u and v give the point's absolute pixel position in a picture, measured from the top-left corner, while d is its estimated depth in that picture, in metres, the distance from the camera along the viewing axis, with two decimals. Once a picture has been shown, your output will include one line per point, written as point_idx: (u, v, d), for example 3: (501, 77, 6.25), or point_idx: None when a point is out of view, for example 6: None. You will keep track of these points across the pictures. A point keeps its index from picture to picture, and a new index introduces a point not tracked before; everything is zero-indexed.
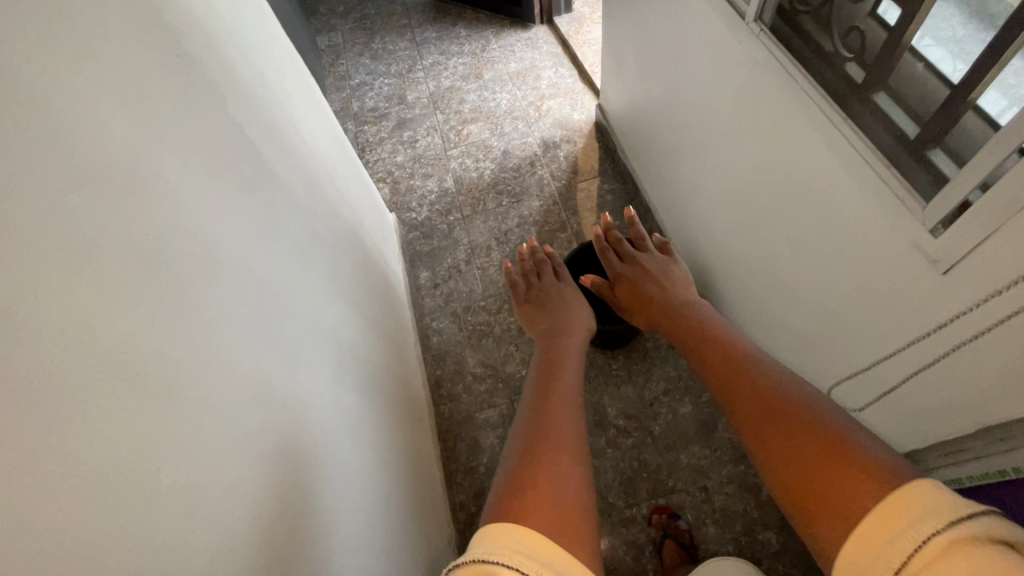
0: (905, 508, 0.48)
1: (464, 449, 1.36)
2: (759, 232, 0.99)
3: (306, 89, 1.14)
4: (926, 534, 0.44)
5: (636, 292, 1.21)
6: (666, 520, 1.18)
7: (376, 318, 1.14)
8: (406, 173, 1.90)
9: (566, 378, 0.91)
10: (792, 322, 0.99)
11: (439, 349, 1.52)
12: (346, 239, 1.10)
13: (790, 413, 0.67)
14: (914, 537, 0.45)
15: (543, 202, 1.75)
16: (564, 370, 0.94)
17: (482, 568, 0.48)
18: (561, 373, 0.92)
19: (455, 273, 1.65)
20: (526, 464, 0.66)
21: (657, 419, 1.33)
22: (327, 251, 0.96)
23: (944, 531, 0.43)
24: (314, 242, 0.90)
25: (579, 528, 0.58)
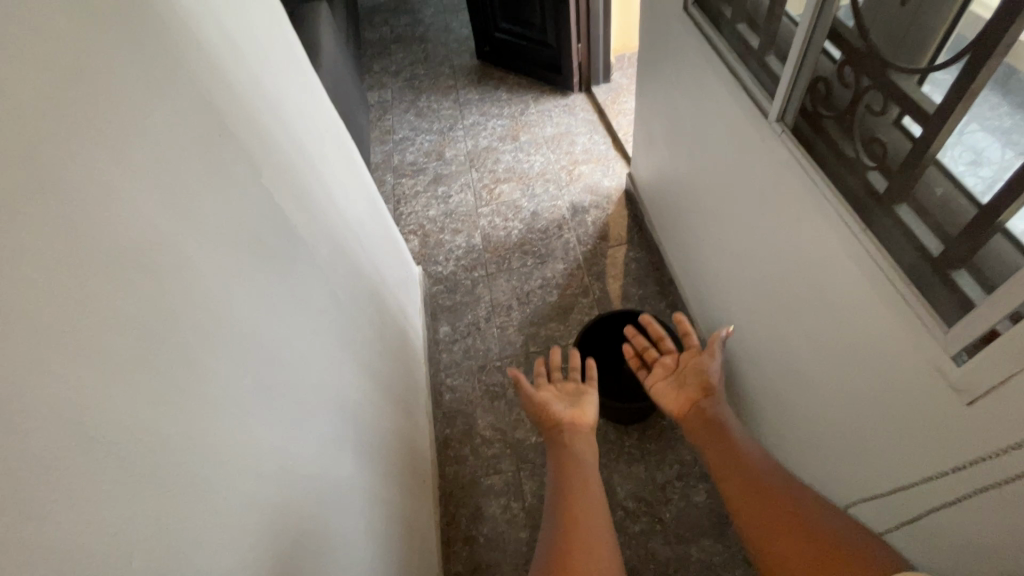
0: None
1: (466, 515, 1.33)
2: (780, 326, 0.96)
3: (345, 153, 1.22)
4: None
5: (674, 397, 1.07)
6: None
7: (385, 377, 1.15)
8: (436, 227, 1.96)
9: (581, 496, 0.90)
10: (809, 423, 0.93)
11: (451, 408, 1.51)
12: (366, 297, 1.13)
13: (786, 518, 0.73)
14: None
15: (568, 265, 1.75)
16: (585, 479, 0.94)
17: None
18: (580, 485, 0.93)
19: (475, 331, 1.66)
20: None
21: (667, 505, 1.26)
22: (344, 312, 0.98)
23: None
24: (330, 303, 0.93)
25: None
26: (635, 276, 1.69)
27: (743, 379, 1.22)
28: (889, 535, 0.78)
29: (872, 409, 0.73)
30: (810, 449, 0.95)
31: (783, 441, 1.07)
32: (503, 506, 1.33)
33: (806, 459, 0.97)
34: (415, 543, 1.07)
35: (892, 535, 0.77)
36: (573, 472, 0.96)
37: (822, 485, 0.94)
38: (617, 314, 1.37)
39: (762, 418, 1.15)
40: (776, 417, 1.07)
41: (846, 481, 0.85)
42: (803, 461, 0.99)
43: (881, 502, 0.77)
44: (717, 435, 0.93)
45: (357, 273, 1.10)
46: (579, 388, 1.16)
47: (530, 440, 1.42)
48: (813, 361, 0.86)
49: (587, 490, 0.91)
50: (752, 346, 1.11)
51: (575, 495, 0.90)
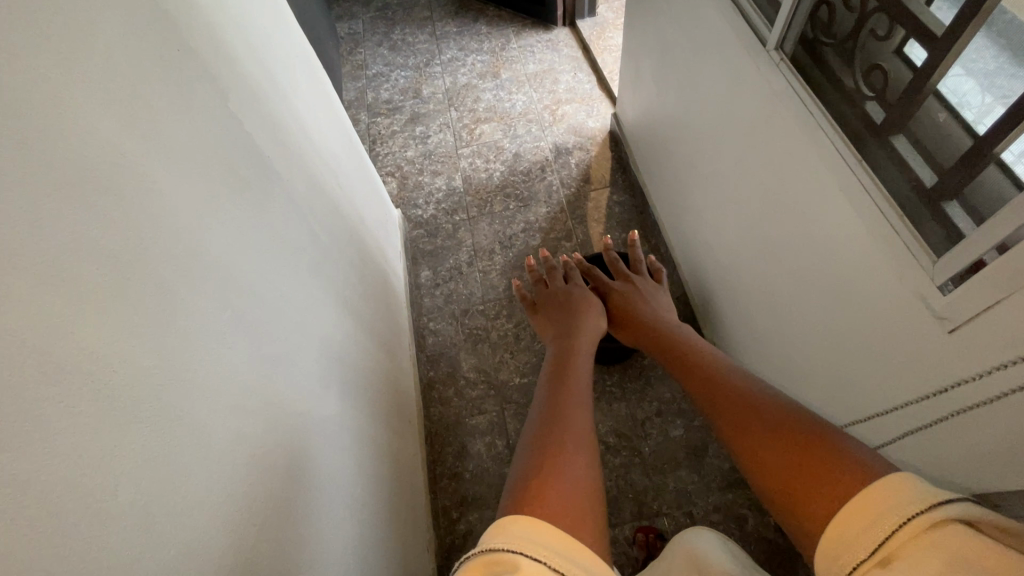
0: (882, 493, 0.47)
1: (451, 454, 1.35)
2: (765, 266, 0.97)
3: (318, 86, 1.14)
4: (910, 512, 0.44)
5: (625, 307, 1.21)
6: (651, 540, 1.16)
7: (369, 321, 1.13)
8: (416, 169, 1.89)
9: (575, 379, 0.87)
10: (790, 360, 0.96)
11: (435, 352, 1.50)
12: (346, 238, 1.09)
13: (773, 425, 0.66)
14: (899, 514, 0.45)
15: (551, 208, 1.73)
16: (577, 373, 0.91)
17: (489, 558, 0.46)
18: (571, 375, 0.89)
19: (457, 275, 1.64)
20: (544, 459, 0.63)
21: (647, 440, 1.31)
22: (324, 252, 0.95)
23: (925, 512, 0.43)
24: (308, 242, 0.89)
25: (588, 517, 0.55)
26: (619, 219, 1.68)
27: (724, 320, 1.24)
28: None
29: (853, 342, 0.75)
30: (790, 383, 0.98)
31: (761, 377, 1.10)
32: (488, 444, 1.36)
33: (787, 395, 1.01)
34: (402, 479, 1.10)
35: None
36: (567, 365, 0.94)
37: None
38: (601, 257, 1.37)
39: (742, 356, 1.18)
40: (757, 357, 1.10)
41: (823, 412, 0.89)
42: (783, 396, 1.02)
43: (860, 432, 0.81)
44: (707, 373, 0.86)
45: (335, 213, 1.05)
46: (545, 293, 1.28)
47: (514, 381, 1.44)
48: (796, 298, 0.88)
49: (578, 378, 0.88)
50: (735, 287, 1.13)
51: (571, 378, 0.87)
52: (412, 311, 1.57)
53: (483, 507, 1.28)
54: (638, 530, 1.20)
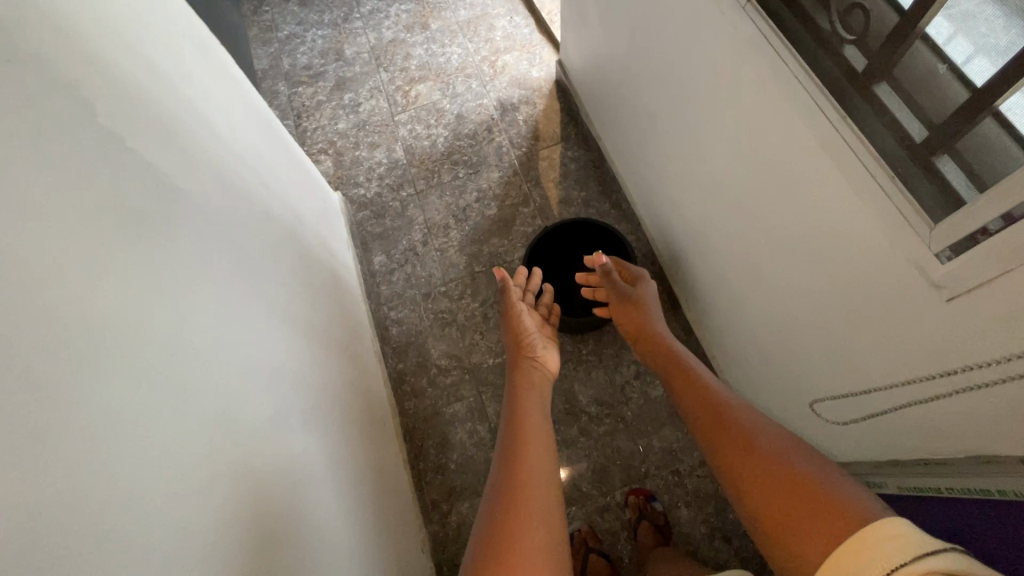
0: (868, 541, 0.57)
1: (434, 446, 1.31)
2: (738, 224, 0.92)
3: (222, 74, 0.98)
4: (898, 561, 0.53)
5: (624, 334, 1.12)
6: (643, 503, 1.17)
7: (324, 331, 1.04)
8: (351, 143, 1.72)
9: (530, 434, 0.90)
10: (767, 319, 0.94)
11: (401, 343, 1.42)
12: (283, 244, 0.97)
13: (761, 457, 0.74)
14: (889, 562, 0.53)
15: (503, 173, 1.62)
16: (532, 423, 0.93)
17: None
18: (528, 429, 0.91)
19: (413, 257, 1.53)
20: (511, 512, 0.75)
21: (628, 404, 1.30)
22: (258, 269, 0.83)
23: (912, 564, 0.52)
24: (238, 263, 0.77)
25: None
26: (576, 176, 1.59)
27: (695, 276, 1.21)
28: (849, 423, 0.83)
29: (838, 306, 0.72)
30: (769, 341, 0.97)
31: (738, 333, 1.09)
32: (470, 431, 1.32)
33: (766, 353, 1.00)
34: (385, 488, 1.05)
35: (856, 421, 0.82)
36: (521, 401, 0.98)
37: (781, 374, 0.97)
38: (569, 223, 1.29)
39: (716, 312, 1.16)
40: (733, 314, 1.08)
41: (806, 370, 0.88)
42: (763, 354, 1.01)
43: (848, 393, 0.80)
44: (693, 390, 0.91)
45: (265, 219, 0.92)
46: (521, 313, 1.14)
47: (488, 363, 1.38)
48: (775, 259, 0.84)
49: (532, 420, 0.93)
50: (706, 245, 1.09)
51: (524, 419, 0.93)
52: (371, 302, 1.47)
53: (473, 495, 1.26)
54: (631, 492, 1.20)
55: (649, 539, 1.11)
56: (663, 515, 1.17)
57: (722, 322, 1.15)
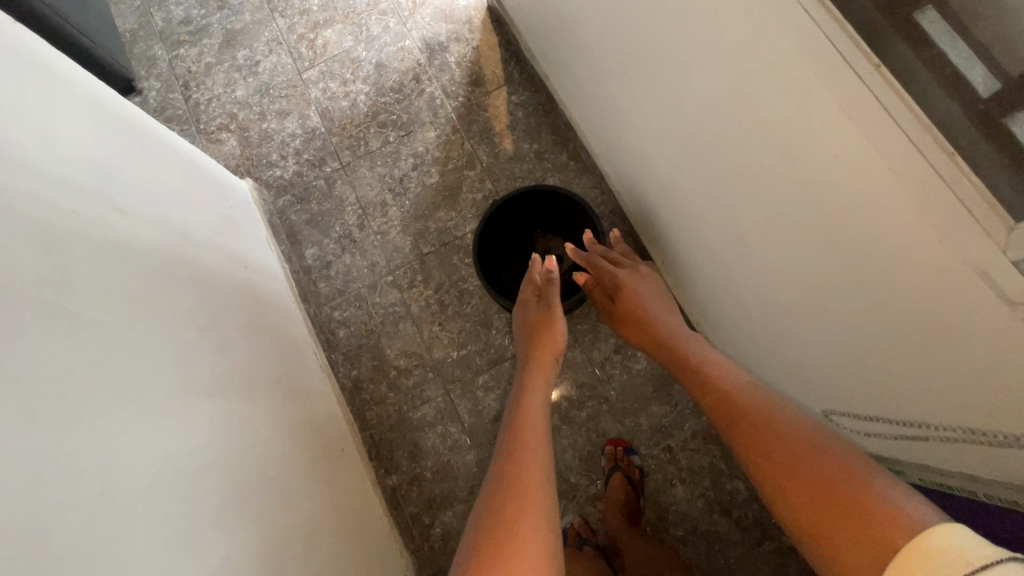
0: (917, 553, 0.50)
1: (404, 456, 1.19)
2: (725, 191, 0.75)
3: (76, 80, 0.77)
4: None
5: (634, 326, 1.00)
6: (620, 454, 1.13)
7: (247, 373, 0.86)
8: (256, 114, 1.45)
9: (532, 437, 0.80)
10: (764, 298, 0.80)
11: (352, 346, 1.26)
12: (172, 282, 0.78)
13: (784, 449, 0.66)
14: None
15: (440, 131, 1.38)
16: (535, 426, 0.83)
17: None
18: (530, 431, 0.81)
19: (351, 245, 1.33)
20: (511, 492, 0.69)
21: (610, 383, 1.19)
22: (134, 333, 0.64)
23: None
24: (101, 339, 0.59)
25: None
26: (525, 125, 1.36)
27: (674, 239, 1.05)
28: (864, 421, 0.73)
29: (859, 299, 0.58)
30: (764, 320, 0.84)
31: (728, 305, 0.96)
32: (442, 434, 1.20)
33: (762, 333, 0.87)
34: (350, 528, 0.94)
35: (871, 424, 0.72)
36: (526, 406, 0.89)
37: (780, 353, 0.85)
38: (528, 193, 1.16)
39: (701, 280, 1.02)
40: (721, 287, 0.94)
41: (812, 356, 0.75)
42: (757, 332, 0.89)
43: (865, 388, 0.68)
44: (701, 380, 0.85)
45: (135, 260, 0.72)
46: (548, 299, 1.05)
47: (452, 357, 1.24)
48: (774, 235, 0.69)
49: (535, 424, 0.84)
50: (686, 210, 0.92)
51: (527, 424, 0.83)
52: (310, 304, 1.29)
53: (454, 503, 1.16)
54: (608, 443, 1.15)
55: (617, 491, 1.09)
56: (639, 469, 1.12)
57: (708, 290, 1.01)
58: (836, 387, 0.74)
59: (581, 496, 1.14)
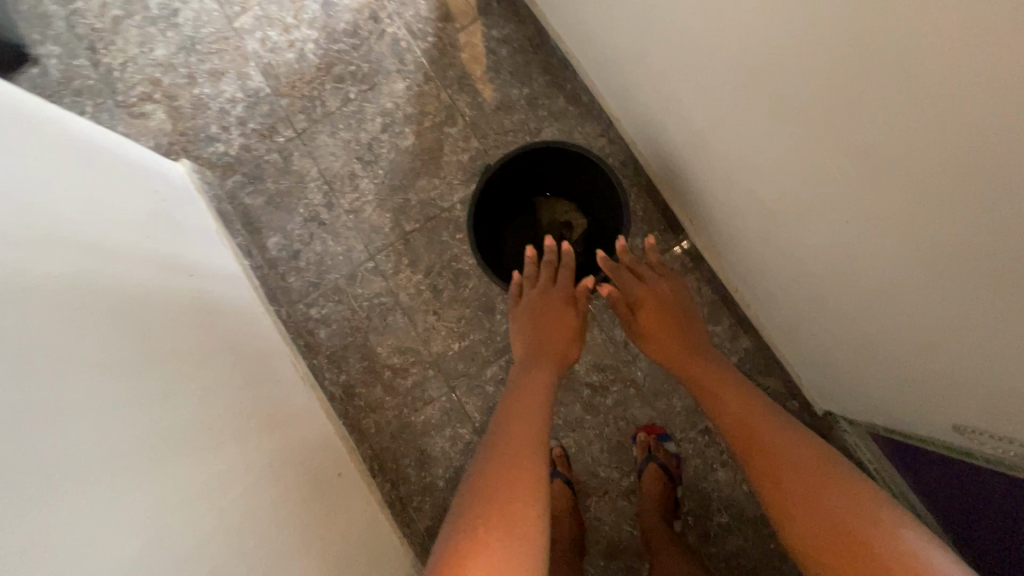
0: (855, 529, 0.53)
1: (412, 466, 1.06)
2: (789, 149, 0.57)
3: None
4: None
5: (659, 336, 0.90)
6: (654, 443, 1.00)
7: (206, 417, 0.70)
8: (184, 78, 1.20)
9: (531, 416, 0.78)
10: (834, 278, 0.64)
11: (336, 348, 1.09)
12: (91, 322, 0.59)
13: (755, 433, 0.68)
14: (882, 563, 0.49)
15: (409, 81, 1.15)
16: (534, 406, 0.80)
17: None
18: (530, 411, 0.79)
19: (320, 230, 1.13)
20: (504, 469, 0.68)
21: (637, 363, 1.04)
22: (35, 411, 0.47)
23: None
24: None
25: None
26: (511, 65, 1.14)
27: (708, 194, 0.88)
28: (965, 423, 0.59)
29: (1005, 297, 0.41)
30: (830, 300, 0.68)
31: (779, 272, 0.79)
32: (452, 438, 1.06)
33: (827, 310, 0.72)
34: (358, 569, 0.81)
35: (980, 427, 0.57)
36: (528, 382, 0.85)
37: (848, 333, 0.70)
38: (538, 153, 0.97)
39: (746, 243, 0.85)
40: (772, 252, 0.78)
41: (900, 349, 0.60)
42: (818, 307, 0.74)
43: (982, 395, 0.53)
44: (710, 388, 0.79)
45: (38, 301, 0.53)
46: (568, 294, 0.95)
47: (453, 349, 1.08)
48: (860, 213, 0.51)
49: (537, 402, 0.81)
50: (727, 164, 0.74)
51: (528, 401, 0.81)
52: (280, 305, 1.10)
53: None
54: (641, 430, 1.02)
55: (652, 484, 0.97)
56: (676, 457, 1.00)
57: (755, 255, 0.84)
58: (930, 381, 0.59)
59: (615, 489, 1.03)
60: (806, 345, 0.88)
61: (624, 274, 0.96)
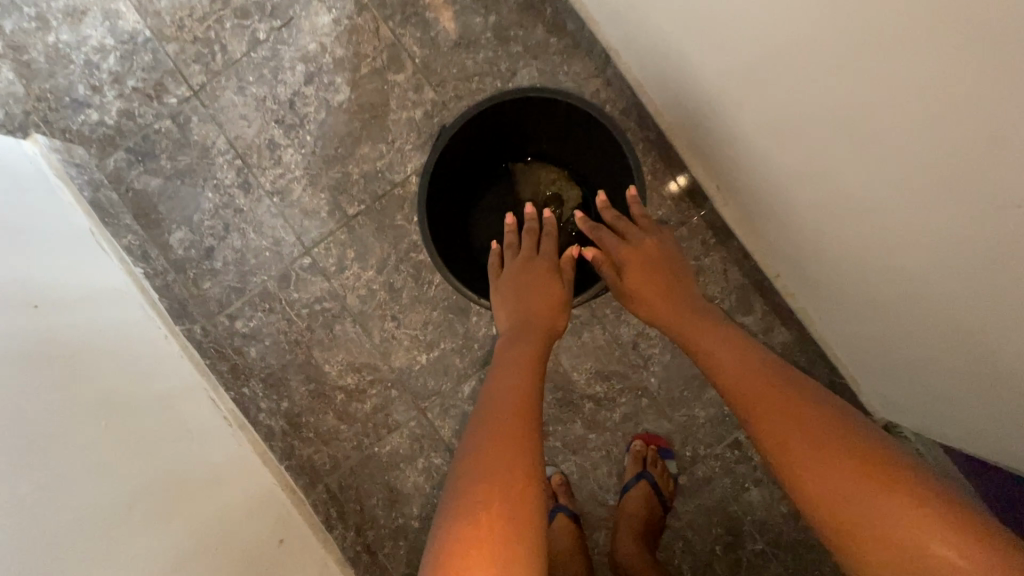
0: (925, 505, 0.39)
1: (378, 507, 0.86)
2: (967, 75, 0.35)
3: None
4: None
5: (649, 295, 0.68)
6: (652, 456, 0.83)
7: (63, 526, 0.49)
8: (31, 21, 0.87)
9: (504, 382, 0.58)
10: (987, 265, 0.44)
11: (273, 369, 0.87)
12: None
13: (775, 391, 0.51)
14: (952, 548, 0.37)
15: (337, 12, 0.86)
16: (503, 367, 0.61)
17: None
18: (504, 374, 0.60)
19: (237, 219, 0.88)
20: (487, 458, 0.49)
21: (650, 367, 0.84)
22: None
23: None
24: None
25: None
26: None
27: (756, 153, 0.65)
28: None
29: None
30: (962, 292, 0.48)
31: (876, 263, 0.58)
32: (426, 470, 0.86)
33: (939, 301, 0.52)
34: None
35: None
36: (507, 345, 0.64)
37: (995, 350, 0.50)
38: (513, 102, 0.71)
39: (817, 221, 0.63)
40: (852, 224, 0.57)
41: None
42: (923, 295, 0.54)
43: None
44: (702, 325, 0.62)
45: None
46: (553, 264, 0.72)
47: (419, 362, 0.86)
48: None
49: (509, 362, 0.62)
50: (804, 106, 0.52)
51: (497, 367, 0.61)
52: (185, 322, 0.85)
53: None
54: (637, 437, 0.84)
55: (639, 505, 0.80)
56: (673, 477, 0.83)
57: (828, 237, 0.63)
58: None
59: (601, 513, 0.85)
60: (876, 345, 0.68)
61: (606, 235, 0.72)
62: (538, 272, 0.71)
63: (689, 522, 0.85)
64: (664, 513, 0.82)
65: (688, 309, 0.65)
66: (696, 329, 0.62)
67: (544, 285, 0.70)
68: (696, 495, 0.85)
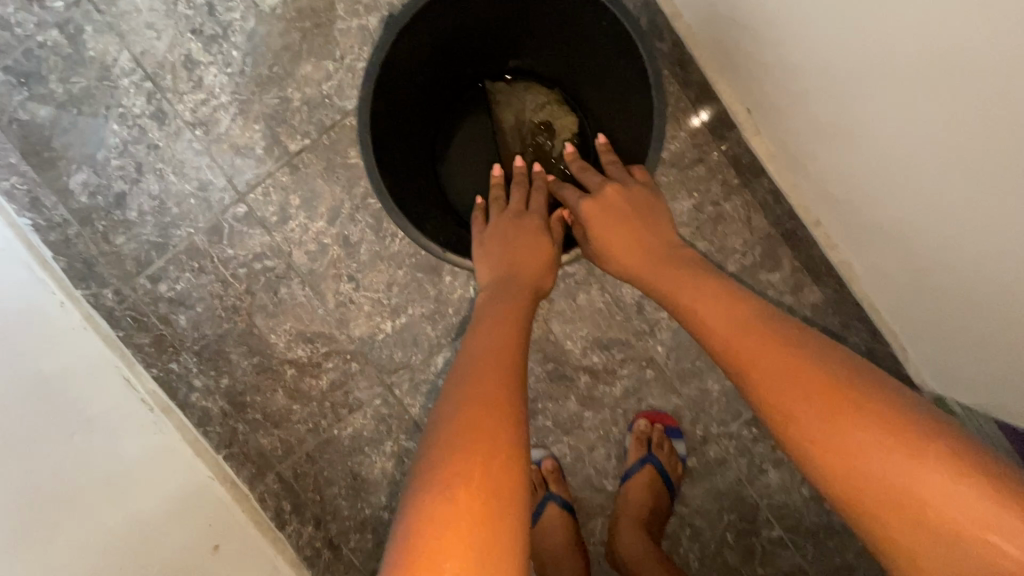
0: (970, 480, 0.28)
1: (340, 497, 0.74)
2: None
3: None
4: None
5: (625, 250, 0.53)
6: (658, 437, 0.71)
7: None
8: None
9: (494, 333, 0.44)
10: None
11: (207, 342, 0.72)
12: None
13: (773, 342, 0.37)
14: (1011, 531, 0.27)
15: None
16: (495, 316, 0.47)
17: None
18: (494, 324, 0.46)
19: (151, 157, 0.71)
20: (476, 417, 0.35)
21: (656, 335, 0.71)
22: None
23: None
24: None
25: None
26: None
27: (805, 63, 0.50)
28: None
29: None
30: None
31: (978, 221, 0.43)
32: (396, 455, 0.74)
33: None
34: None
35: None
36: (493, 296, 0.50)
37: None
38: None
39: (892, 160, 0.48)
40: (899, 116, 0.44)
41: None
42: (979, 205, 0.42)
43: None
44: (666, 259, 0.50)
45: None
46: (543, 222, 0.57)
47: (384, 331, 0.72)
48: None
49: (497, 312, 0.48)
50: None
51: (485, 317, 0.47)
52: (90, 285, 0.71)
53: None
54: (640, 416, 0.72)
55: (642, 494, 0.70)
56: (681, 460, 0.72)
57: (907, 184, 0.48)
58: None
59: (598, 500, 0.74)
60: (932, 305, 0.56)
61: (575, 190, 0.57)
62: (501, 227, 0.57)
63: (698, 508, 0.74)
64: (670, 501, 0.72)
65: (656, 253, 0.51)
66: (665, 273, 0.48)
67: (508, 236, 0.56)
68: (706, 479, 0.74)
